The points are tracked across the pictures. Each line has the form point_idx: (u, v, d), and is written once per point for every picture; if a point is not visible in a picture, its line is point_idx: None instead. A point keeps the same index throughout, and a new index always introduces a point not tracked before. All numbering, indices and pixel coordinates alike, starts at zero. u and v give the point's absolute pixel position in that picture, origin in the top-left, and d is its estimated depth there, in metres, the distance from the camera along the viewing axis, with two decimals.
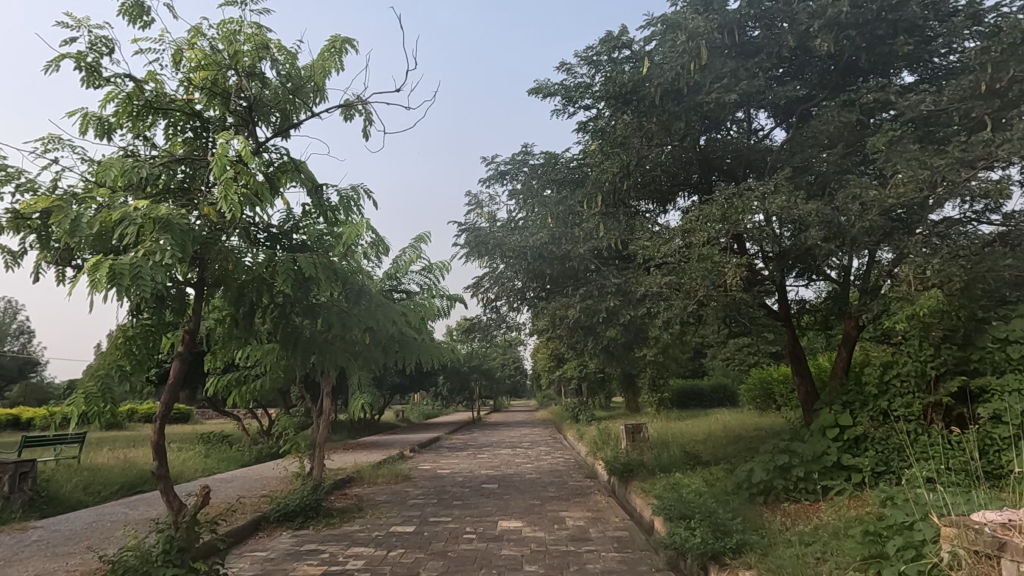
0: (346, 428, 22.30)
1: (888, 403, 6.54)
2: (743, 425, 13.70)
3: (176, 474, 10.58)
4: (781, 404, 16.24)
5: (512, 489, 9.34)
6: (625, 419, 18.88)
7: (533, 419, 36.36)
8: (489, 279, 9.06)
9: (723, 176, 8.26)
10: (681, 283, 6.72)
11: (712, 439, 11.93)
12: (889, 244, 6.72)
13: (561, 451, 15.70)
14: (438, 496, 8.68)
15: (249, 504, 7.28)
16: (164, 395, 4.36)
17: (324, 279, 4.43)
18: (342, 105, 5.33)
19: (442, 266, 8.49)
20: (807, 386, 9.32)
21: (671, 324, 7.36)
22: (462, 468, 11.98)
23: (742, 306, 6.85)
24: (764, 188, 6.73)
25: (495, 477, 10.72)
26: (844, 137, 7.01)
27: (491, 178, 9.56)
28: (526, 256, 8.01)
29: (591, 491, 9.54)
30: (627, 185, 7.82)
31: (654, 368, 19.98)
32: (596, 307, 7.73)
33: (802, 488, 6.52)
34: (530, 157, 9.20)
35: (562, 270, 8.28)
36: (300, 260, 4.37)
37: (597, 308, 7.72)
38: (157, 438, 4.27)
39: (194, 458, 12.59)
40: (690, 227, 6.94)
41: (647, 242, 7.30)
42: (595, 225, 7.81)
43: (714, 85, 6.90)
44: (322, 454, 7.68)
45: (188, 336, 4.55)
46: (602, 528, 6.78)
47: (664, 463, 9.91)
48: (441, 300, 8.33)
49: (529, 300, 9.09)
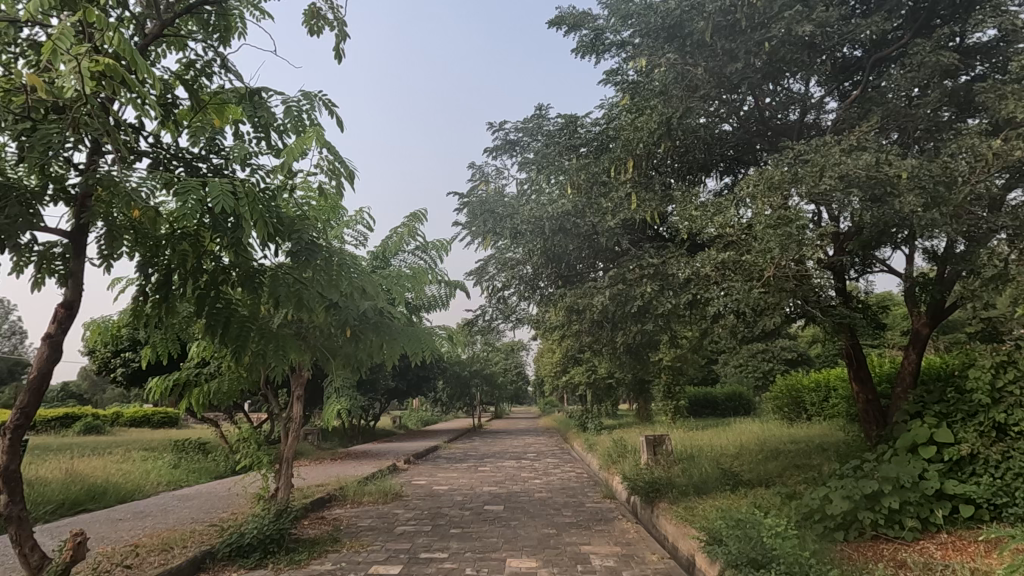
0: (338, 435, 20.90)
1: (1003, 416, 5.18)
2: (777, 438, 12.28)
3: (133, 488, 9.17)
4: (813, 414, 14.81)
5: (521, 511, 7.94)
6: (639, 429, 17.49)
7: (536, 427, 34.86)
8: (494, 263, 7.66)
9: (774, 142, 6.93)
10: (740, 261, 5.34)
11: (745, 456, 10.48)
12: (1001, 214, 5.36)
13: (571, 464, 14.26)
14: (433, 521, 7.28)
15: (197, 535, 5.86)
16: (19, 397, 2.96)
17: (252, 212, 2.97)
18: (307, 8, 4.03)
19: (440, 245, 7.09)
20: (868, 394, 8.00)
21: (722, 315, 5.96)
22: (462, 484, 10.55)
23: (814, 292, 5.46)
24: (845, 142, 5.39)
25: (500, 497, 9.28)
26: (938, 85, 5.70)
27: (499, 148, 8.20)
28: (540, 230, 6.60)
29: (613, 515, 8.13)
30: (665, 147, 6.45)
31: (669, 373, 18.62)
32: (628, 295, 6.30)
33: (895, 523, 5.12)
34: (545, 119, 7.82)
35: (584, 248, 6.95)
36: (214, 183, 2.94)
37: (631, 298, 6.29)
38: (6, 462, 2.87)
39: (160, 469, 11.16)
40: (750, 193, 5.59)
41: (695, 213, 5.92)
42: (626, 193, 6.45)
43: (782, 14, 5.59)
44: (290, 471, 6.27)
45: (62, 309, 3.06)
46: (638, 571, 5.37)
47: (698, 484, 8.50)
48: (434, 279, 6.89)
49: (543, 289, 7.69)
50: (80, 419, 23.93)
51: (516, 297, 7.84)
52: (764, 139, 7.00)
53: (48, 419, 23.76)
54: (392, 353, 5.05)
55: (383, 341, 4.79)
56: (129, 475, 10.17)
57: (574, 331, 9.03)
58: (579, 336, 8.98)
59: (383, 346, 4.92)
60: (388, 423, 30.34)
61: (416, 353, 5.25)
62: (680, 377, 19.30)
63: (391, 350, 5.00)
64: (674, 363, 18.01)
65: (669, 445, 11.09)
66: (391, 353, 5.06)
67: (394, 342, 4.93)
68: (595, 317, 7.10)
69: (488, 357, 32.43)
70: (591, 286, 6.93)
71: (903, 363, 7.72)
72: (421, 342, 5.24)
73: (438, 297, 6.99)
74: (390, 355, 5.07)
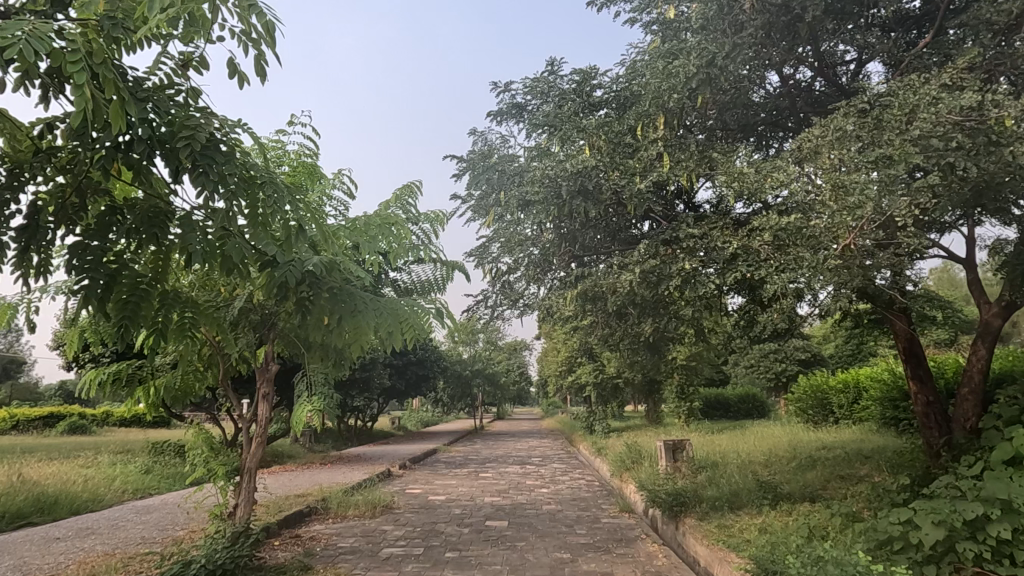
0: (333, 437, 19.90)
1: None
2: (806, 443, 11.25)
3: (90, 498, 8.16)
4: (841, 417, 13.76)
5: (529, 529, 6.90)
6: (651, 432, 16.44)
7: (540, 428, 33.81)
8: (499, 240, 6.62)
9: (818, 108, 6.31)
10: (805, 228, 4.31)
11: (776, 464, 9.39)
12: None
13: (580, 470, 13.21)
14: (426, 542, 6.22)
15: (137, 564, 4.80)
16: None
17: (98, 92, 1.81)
18: None
19: (435, 217, 6.01)
20: (928, 396, 6.92)
21: (776, 298, 4.91)
22: (461, 493, 9.50)
23: (893, 268, 4.41)
24: (933, 82, 4.36)
25: (504, 510, 8.21)
26: None
27: (505, 111, 7.18)
28: (552, 197, 5.55)
29: (634, 533, 7.08)
30: (704, 98, 5.46)
31: (682, 370, 17.60)
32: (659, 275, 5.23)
33: (1002, 557, 4.07)
34: (558, 75, 6.80)
35: (608, 216, 5.91)
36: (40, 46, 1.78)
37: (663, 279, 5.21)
38: None
39: (129, 474, 10.09)
40: (812, 149, 4.57)
41: (746, 172, 4.89)
42: (657, 153, 5.38)
43: None
44: (252, 485, 5.23)
45: None
46: None
47: (729, 497, 7.46)
48: (424, 251, 5.83)
49: (556, 268, 6.66)
50: (64, 418, 22.93)
51: (525, 279, 6.79)
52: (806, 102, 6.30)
53: (32, 419, 22.81)
54: (364, 335, 3.91)
55: (351, 321, 3.62)
56: (90, 482, 9.10)
57: (588, 322, 7.98)
58: (594, 327, 7.94)
59: (353, 325, 3.77)
60: (386, 424, 29.29)
61: (400, 336, 4.11)
62: (694, 377, 18.29)
63: (363, 332, 3.86)
64: (687, 361, 17.04)
65: (690, 451, 10.03)
66: (363, 336, 3.92)
67: (368, 321, 3.78)
68: (618, 301, 6.06)
69: (490, 356, 31.42)
70: (613, 265, 5.89)
71: (971, 360, 6.63)
72: (405, 324, 4.10)
73: (429, 267, 5.95)
74: (360, 337, 3.92)
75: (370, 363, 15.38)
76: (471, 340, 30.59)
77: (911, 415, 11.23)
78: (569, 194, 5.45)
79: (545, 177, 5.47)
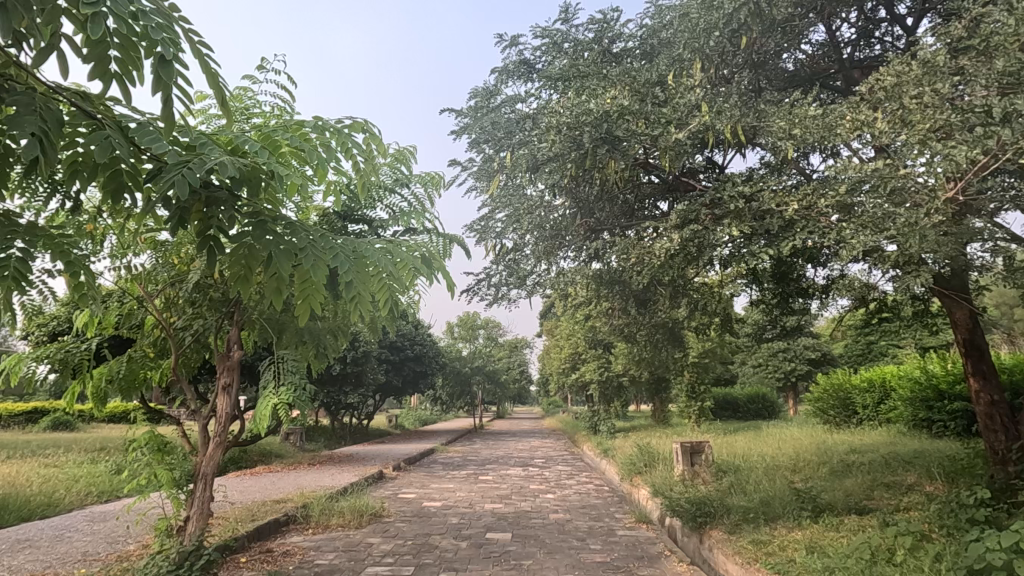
0: (327, 435, 19.08)
1: None
2: (834, 447, 10.40)
3: (45, 502, 7.31)
4: (864, 418, 12.93)
5: (536, 543, 6.04)
6: (660, 432, 15.61)
7: (540, 427, 33.03)
8: (506, 208, 5.89)
9: (863, 70, 5.78)
10: (888, 180, 3.46)
11: (806, 470, 8.55)
12: None
13: (586, 473, 12.38)
14: (417, 560, 5.32)
15: None
16: None
17: None
18: None
19: (432, 180, 5.12)
20: (992, 394, 6.09)
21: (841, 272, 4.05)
22: (459, 499, 8.65)
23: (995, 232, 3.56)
24: None
25: (507, 519, 7.35)
26: None
27: (513, 68, 6.29)
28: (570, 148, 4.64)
29: (656, 547, 6.23)
30: (745, 41, 4.67)
31: (693, 367, 16.79)
32: (702, 247, 4.35)
33: None
34: (572, 25, 5.94)
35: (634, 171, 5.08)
36: None
37: (705, 251, 4.35)
38: None
39: (97, 474, 9.23)
40: (891, 87, 3.73)
41: (812, 117, 4.01)
42: (695, 101, 4.51)
43: None
44: (207, 494, 4.35)
45: None
46: None
47: (760, 508, 6.61)
48: (412, 216, 4.94)
49: (573, 243, 5.88)
50: (48, 413, 22.07)
51: (537, 254, 5.96)
52: (846, 69, 5.81)
53: (15, 414, 21.95)
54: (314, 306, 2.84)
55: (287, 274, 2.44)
56: (48, 485, 8.22)
57: (605, 304, 7.14)
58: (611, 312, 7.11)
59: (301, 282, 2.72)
60: (383, 423, 28.48)
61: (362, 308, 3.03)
62: (704, 374, 17.51)
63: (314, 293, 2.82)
64: (698, 358, 16.26)
65: (710, 455, 9.18)
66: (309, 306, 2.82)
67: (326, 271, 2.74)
68: (645, 280, 5.19)
69: (490, 353, 30.66)
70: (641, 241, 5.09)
71: None
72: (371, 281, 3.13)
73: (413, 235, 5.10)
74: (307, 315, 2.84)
75: (363, 357, 14.57)
76: (471, 337, 29.86)
77: (947, 416, 10.41)
78: (592, 142, 4.52)
79: (563, 123, 4.57)
